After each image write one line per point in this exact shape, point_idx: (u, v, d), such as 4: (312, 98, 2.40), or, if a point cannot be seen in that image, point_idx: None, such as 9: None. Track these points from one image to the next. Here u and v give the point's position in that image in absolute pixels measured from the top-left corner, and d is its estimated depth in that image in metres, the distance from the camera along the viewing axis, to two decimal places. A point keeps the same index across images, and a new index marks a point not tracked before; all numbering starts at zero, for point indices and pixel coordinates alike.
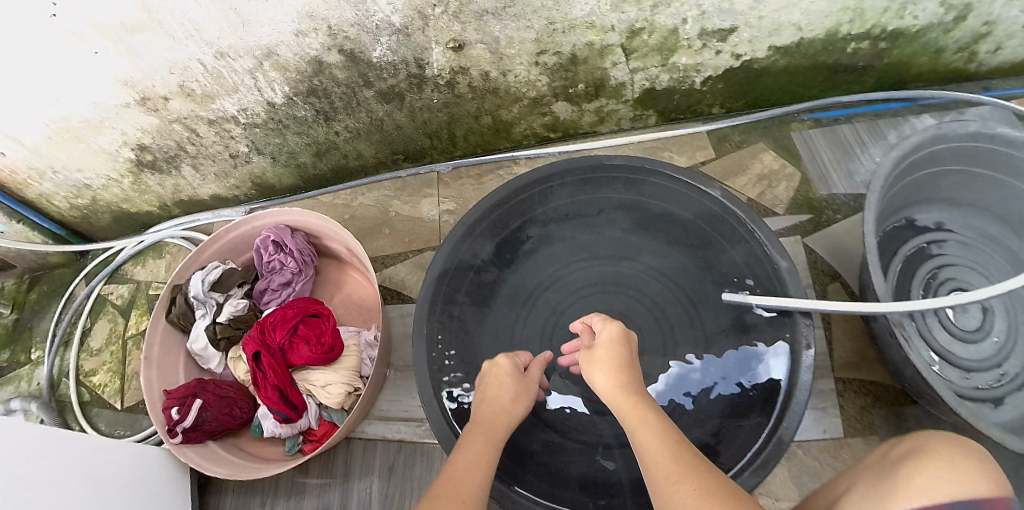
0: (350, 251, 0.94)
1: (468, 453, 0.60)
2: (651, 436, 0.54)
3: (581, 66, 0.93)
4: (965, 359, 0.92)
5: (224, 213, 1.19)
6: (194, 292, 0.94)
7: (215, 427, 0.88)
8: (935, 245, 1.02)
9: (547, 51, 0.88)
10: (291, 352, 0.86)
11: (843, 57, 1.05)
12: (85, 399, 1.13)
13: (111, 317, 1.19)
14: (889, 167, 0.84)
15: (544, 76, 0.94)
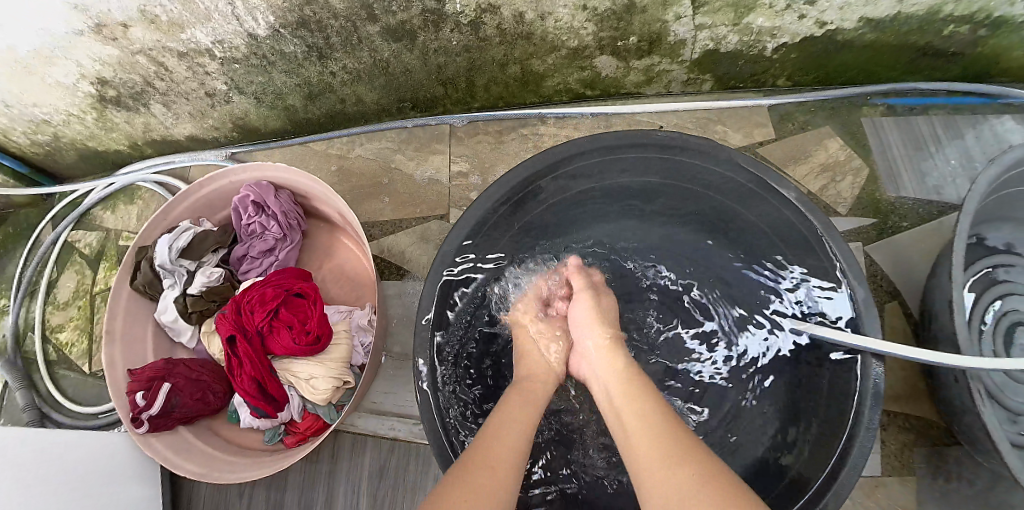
0: (343, 217, 0.80)
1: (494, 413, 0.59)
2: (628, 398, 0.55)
3: (638, 16, 0.76)
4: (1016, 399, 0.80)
5: (202, 155, 1.00)
6: (159, 261, 0.81)
7: (186, 413, 0.80)
8: (1001, 269, 0.84)
9: None
10: (272, 337, 0.75)
11: (934, 38, 0.86)
12: (51, 358, 1.04)
13: (77, 268, 1.07)
14: (979, 185, 0.66)
15: (591, 24, 0.78)
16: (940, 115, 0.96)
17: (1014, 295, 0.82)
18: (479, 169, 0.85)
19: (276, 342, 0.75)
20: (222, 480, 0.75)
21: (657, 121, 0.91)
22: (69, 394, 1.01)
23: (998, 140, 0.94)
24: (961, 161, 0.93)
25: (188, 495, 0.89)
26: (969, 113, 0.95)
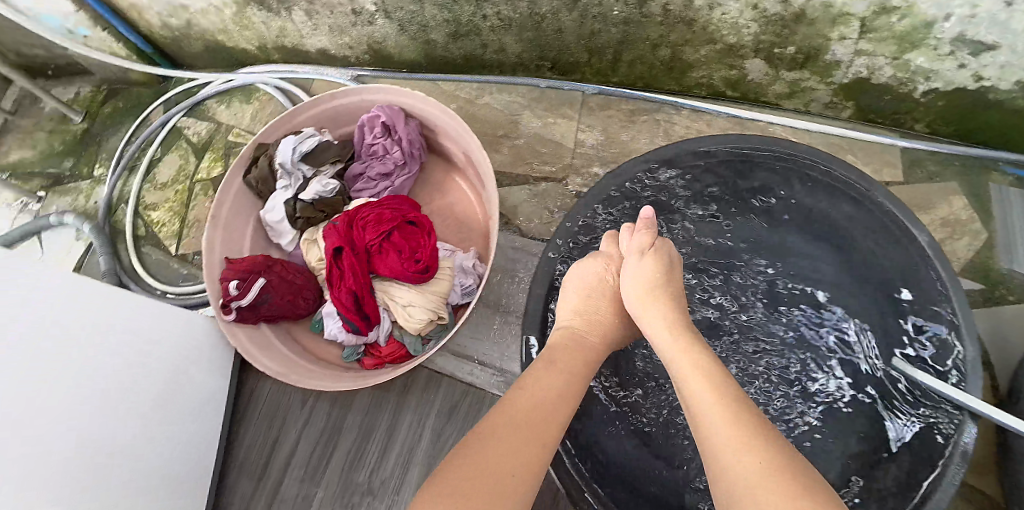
0: (469, 158, 0.80)
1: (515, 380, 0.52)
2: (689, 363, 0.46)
3: (805, 27, 0.74)
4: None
5: (327, 72, 1.03)
6: (282, 160, 0.82)
7: (272, 312, 0.81)
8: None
9: None
10: (379, 258, 0.76)
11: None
12: (140, 233, 1.06)
13: (182, 153, 1.10)
14: None
15: (756, 24, 0.76)
16: None
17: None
18: (604, 141, 0.85)
19: (383, 264, 0.76)
20: (298, 384, 0.76)
21: (792, 136, 0.89)
22: (150, 271, 1.04)
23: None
24: None
25: (252, 388, 0.91)
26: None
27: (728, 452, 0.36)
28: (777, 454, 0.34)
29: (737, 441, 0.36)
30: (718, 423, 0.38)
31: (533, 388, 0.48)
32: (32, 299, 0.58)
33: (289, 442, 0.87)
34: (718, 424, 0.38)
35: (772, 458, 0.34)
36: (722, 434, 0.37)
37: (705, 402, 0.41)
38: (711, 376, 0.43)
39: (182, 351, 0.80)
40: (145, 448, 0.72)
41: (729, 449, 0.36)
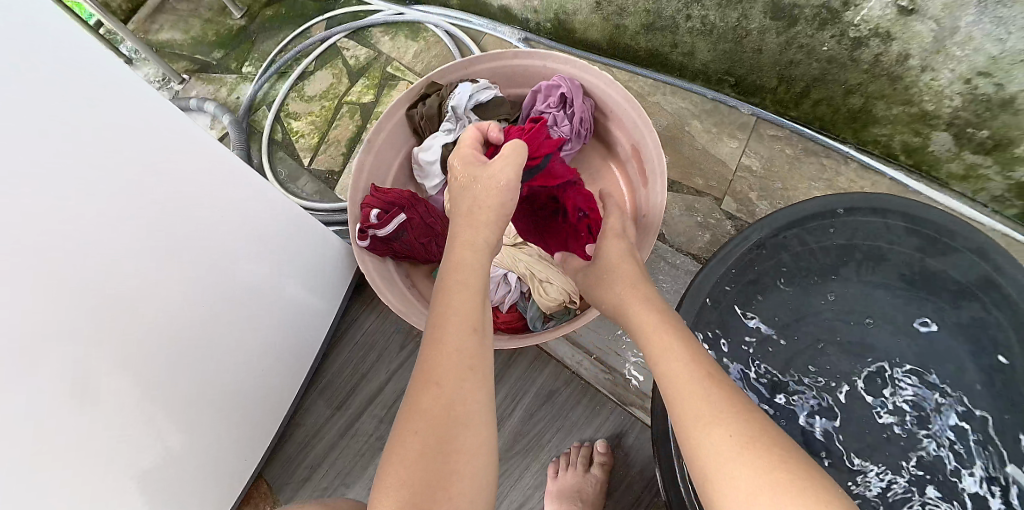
0: (636, 151, 0.82)
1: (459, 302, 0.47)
2: (678, 366, 0.46)
3: (1006, 115, 0.69)
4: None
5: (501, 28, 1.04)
6: (456, 104, 0.84)
7: (403, 247, 0.85)
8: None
9: (991, 76, 0.67)
10: (568, 221, 0.75)
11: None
12: (278, 137, 1.10)
13: (335, 73, 1.13)
14: None
15: (957, 102, 0.72)
16: None
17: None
18: (764, 170, 0.89)
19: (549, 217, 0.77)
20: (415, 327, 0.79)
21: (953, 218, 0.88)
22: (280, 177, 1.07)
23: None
24: None
25: (354, 314, 0.94)
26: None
27: (715, 450, 0.39)
28: (772, 461, 0.37)
29: (722, 426, 0.40)
30: (696, 414, 0.42)
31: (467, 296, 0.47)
32: (151, 150, 0.51)
33: (379, 379, 0.91)
34: (708, 435, 0.40)
35: (769, 468, 0.37)
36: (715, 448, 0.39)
37: (696, 411, 0.42)
38: (716, 388, 0.43)
39: (308, 259, 0.80)
40: (238, 341, 0.69)
41: (690, 418, 0.42)
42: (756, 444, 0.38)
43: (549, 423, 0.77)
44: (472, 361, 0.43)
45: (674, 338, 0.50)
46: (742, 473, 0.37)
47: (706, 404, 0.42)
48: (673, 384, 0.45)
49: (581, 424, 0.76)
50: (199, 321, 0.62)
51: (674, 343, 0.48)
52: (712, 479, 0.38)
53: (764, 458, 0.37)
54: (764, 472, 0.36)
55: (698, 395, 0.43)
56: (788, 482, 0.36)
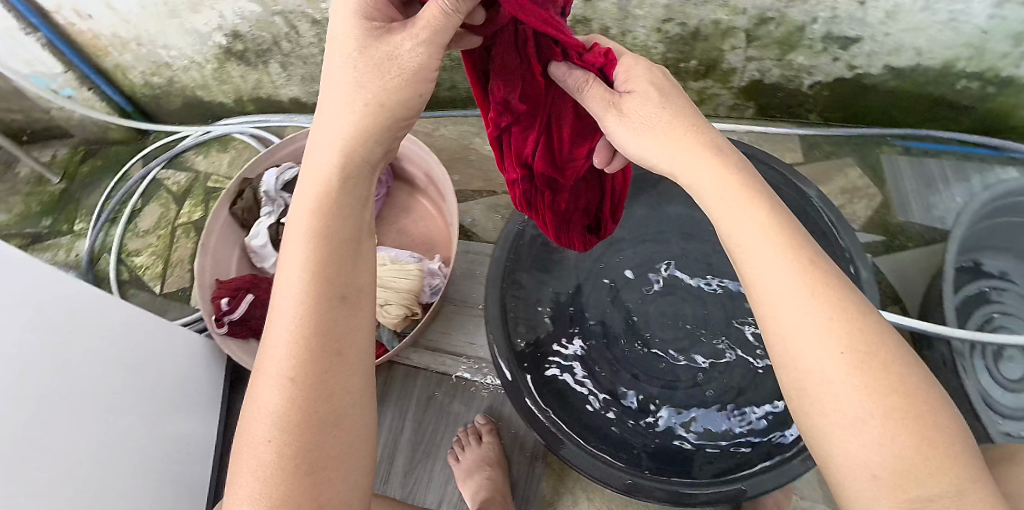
0: (430, 178, 0.91)
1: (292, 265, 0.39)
2: (754, 223, 0.37)
3: (700, 42, 0.92)
4: (1008, 405, 0.87)
5: (296, 117, 1.16)
6: (267, 188, 0.91)
7: (260, 325, 0.89)
8: (996, 291, 1.00)
9: (673, 20, 0.88)
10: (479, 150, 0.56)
11: (948, 92, 0.95)
12: (125, 277, 1.12)
13: (162, 202, 1.18)
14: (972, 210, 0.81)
15: (661, 45, 0.94)
16: (953, 160, 1.07)
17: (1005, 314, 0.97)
18: None
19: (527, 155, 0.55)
20: None
21: None
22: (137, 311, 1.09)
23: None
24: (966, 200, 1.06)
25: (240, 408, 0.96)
26: (980, 161, 1.07)
27: (817, 365, 0.32)
28: (930, 420, 0.30)
29: (841, 342, 0.32)
30: (826, 335, 0.32)
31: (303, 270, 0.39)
32: None
33: None
34: (818, 323, 0.33)
35: (893, 402, 0.30)
36: (837, 373, 0.31)
37: (785, 290, 0.34)
38: (822, 277, 0.34)
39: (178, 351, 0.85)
40: (145, 449, 0.74)
41: (738, 261, 0.36)
42: (873, 365, 0.31)
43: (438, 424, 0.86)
44: (325, 346, 0.37)
45: (697, 170, 0.40)
46: (858, 395, 0.31)
47: (779, 280, 0.35)
48: (749, 230, 0.37)
49: (462, 416, 0.86)
50: (87, 386, 0.66)
51: (701, 171, 0.40)
52: (806, 385, 0.33)
53: (894, 396, 0.30)
54: (879, 402, 0.30)
55: (833, 308, 0.33)
56: (907, 405, 0.30)
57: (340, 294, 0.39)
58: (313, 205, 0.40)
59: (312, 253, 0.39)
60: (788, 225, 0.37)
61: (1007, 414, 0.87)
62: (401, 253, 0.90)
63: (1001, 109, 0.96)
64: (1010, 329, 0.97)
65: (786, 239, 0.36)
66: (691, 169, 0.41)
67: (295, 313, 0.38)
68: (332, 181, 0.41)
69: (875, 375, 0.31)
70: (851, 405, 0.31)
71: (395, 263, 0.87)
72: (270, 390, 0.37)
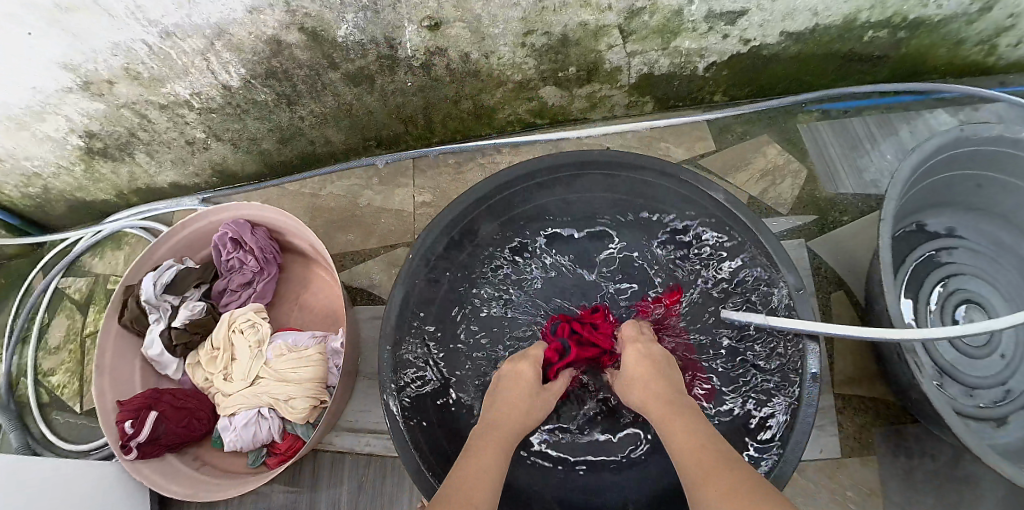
0: (315, 250, 0.87)
1: (486, 465, 0.57)
2: (682, 436, 0.56)
3: (572, 48, 0.84)
4: (971, 374, 0.90)
5: (182, 201, 1.10)
6: (146, 296, 0.86)
7: (172, 440, 0.82)
8: (944, 252, 0.98)
9: (535, 32, 0.79)
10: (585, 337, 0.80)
11: (856, 45, 0.96)
12: (44, 400, 1.08)
13: (70, 313, 1.14)
14: (900, 175, 0.78)
15: (530, 59, 0.85)
16: (876, 115, 1.05)
17: (957, 275, 0.97)
18: (436, 195, 0.97)
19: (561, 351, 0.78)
20: (211, 499, 0.79)
21: (608, 142, 1.01)
22: (64, 434, 1.05)
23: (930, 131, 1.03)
24: (896, 155, 1.03)
25: None
26: (904, 110, 1.05)
27: (699, 486, 0.49)
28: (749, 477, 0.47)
29: (716, 461, 0.50)
30: (688, 454, 0.53)
31: (467, 481, 0.53)
32: None
33: None
34: (689, 457, 0.53)
35: (764, 488, 0.44)
36: (690, 462, 0.51)
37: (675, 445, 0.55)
38: (681, 420, 0.58)
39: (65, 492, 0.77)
40: None
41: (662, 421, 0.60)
42: (729, 467, 0.49)
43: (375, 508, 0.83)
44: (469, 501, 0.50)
45: (653, 371, 0.66)
46: (729, 495, 0.45)
47: (671, 434, 0.57)
48: (663, 428, 0.59)
49: (397, 497, 0.83)
50: None
51: (635, 394, 0.66)
52: (700, 499, 0.47)
53: (748, 482, 0.46)
54: (743, 489, 0.45)
55: (692, 446, 0.54)
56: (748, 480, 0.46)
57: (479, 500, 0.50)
58: (482, 460, 0.58)
59: (480, 458, 0.58)
60: (666, 379, 0.65)
61: (975, 383, 0.89)
62: (298, 336, 0.86)
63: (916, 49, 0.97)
64: (966, 288, 0.96)
65: (660, 387, 0.64)
66: (624, 373, 0.70)
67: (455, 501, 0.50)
68: (500, 436, 0.63)
69: (740, 473, 0.48)
70: (724, 506, 0.44)
71: (293, 351, 0.83)
72: None
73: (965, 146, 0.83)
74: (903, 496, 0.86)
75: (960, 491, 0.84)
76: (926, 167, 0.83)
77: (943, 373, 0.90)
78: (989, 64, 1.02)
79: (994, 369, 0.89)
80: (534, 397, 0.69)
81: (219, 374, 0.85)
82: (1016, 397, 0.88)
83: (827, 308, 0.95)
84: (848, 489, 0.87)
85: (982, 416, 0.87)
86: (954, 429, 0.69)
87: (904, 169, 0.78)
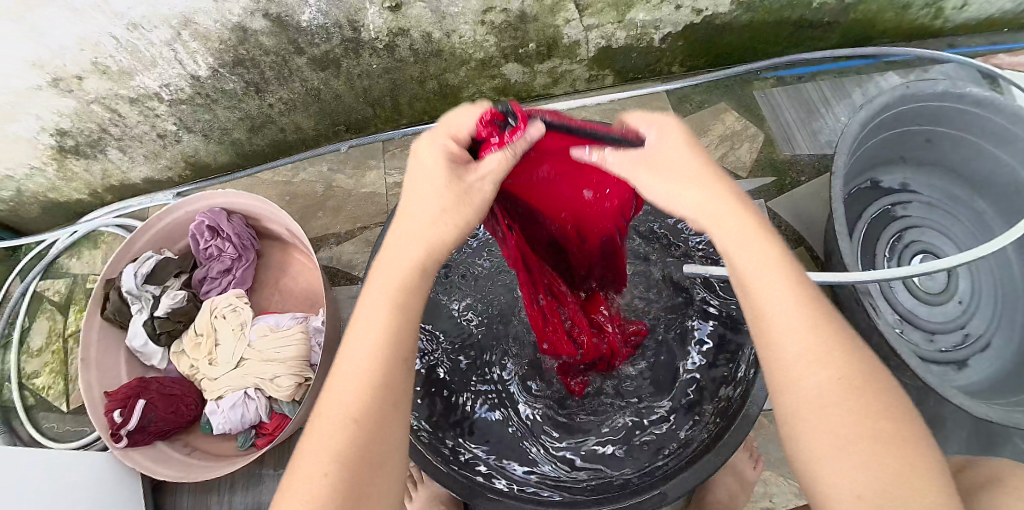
0: (291, 232, 0.88)
1: (377, 314, 0.40)
2: (790, 287, 0.37)
3: (531, 24, 0.86)
4: (930, 320, 0.93)
5: (160, 196, 1.13)
6: (127, 287, 0.87)
7: (162, 427, 0.84)
8: (899, 206, 1.03)
9: (494, 8, 0.81)
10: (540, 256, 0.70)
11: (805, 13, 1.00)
12: (29, 402, 1.08)
13: (49, 315, 1.14)
14: (850, 131, 0.83)
15: (491, 36, 0.87)
16: (830, 79, 1.10)
17: (913, 228, 1.02)
18: None
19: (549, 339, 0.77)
20: (201, 480, 0.81)
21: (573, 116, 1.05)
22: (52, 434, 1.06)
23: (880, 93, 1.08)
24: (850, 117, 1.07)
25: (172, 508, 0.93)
26: (856, 75, 1.09)
27: (807, 374, 0.35)
28: (894, 432, 0.33)
29: (837, 370, 0.35)
30: (800, 339, 0.35)
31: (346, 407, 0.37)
32: None
33: None
34: (794, 331, 0.36)
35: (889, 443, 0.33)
36: (810, 376, 0.35)
37: (765, 272, 0.38)
38: (786, 284, 0.37)
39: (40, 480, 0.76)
40: None
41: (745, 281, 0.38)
42: (854, 381, 0.34)
43: None
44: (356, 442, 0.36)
45: (663, 162, 0.43)
46: (848, 417, 0.33)
47: (773, 290, 0.37)
48: (777, 292, 0.37)
49: None
50: None
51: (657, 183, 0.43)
52: (791, 412, 0.35)
53: (878, 424, 0.33)
54: (869, 435, 0.33)
55: (798, 299, 0.36)
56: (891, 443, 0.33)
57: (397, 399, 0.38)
58: (363, 342, 0.39)
59: (364, 365, 0.38)
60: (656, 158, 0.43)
61: (935, 329, 0.92)
62: (279, 318, 0.88)
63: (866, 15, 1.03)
64: (922, 240, 1.01)
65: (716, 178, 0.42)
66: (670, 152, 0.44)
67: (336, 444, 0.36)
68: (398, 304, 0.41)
69: (872, 400, 0.34)
70: (852, 460, 0.33)
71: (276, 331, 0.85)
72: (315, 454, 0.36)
73: (910, 102, 0.88)
74: None
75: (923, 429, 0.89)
76: (874, 124, 0.87)
77: (904, 321, 0.92)
78: (936, 27, 1.08)
79: (952, 314, 0.93)
80: (455, 186, 0.44)
81: (204, 360, 0.87)
82: (975, 339, 0.91)
83: None
84: None
85: (944, 360, 0.91)
86: (912, 367, 0.74)
87: (853, 126, 0.83)
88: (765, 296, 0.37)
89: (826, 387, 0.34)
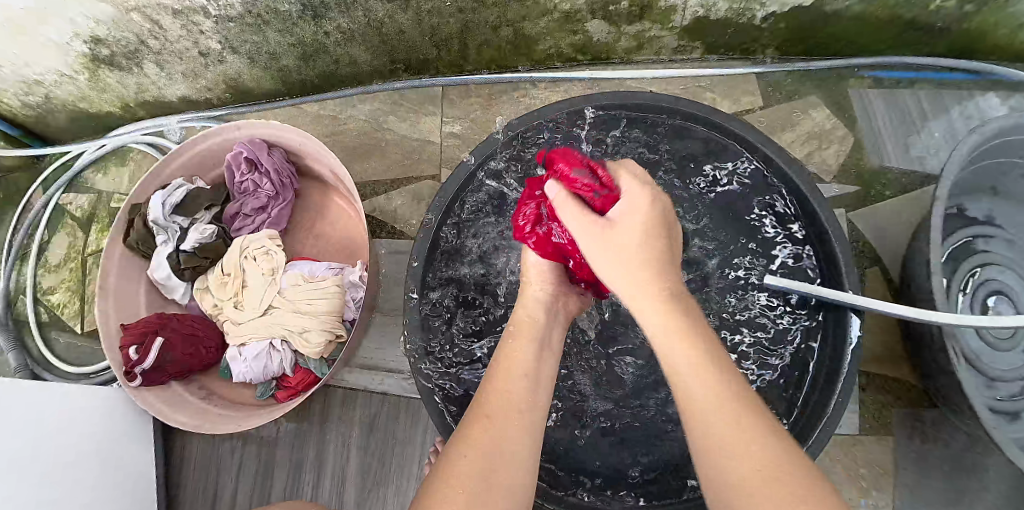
0: (336, 176, 0.82)
1: (524, 363, 0.50)
2: (687, 354, 0.38)
3: None
4: (993, 366, 0.82)
5: (180, 119, 1.07)
6: (154, 216, 0.80)
7: (178, 369, 0.78)
8: (980, 239, 0.90)
9: None
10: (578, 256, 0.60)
11: (920, 14, 0.84)
12: (43, 319, 1.04)
13: (70, 230, 1.09)
14: (961, 151, 0.72)
15: None
16: (929, 88, 0.96)
17: (991, 265, 0.88)
18: (465, 129, 0.93)
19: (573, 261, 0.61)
20: (217, 432, 0.75)
21: (652, 88, 0.95)
22: (63, 355, 1.02)
23: (981, 117, 0.94)
24: (946, 135, 0.94)
25: (180, 452, 0.88)
26: (956, 89, 0.94)
27: (721, 453, 0.34)
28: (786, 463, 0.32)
29: (710, 370, 0.37)
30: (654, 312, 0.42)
31: (510, 387, 0.47)
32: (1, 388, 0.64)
33: (227, 497, 0.85)
34: (689, 368, 0.38)
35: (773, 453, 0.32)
36: (682, 360, 0.38)
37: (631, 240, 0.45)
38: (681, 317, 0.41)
39: (123, 423, 0.81)
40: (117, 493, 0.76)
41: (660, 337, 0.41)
42: (713, 378, 0.37)
43: (385, 449, 0.80)
44: (498, 416, 0.43)
45: (619, 242, 0.46)
46: (721, 442, 0.34)
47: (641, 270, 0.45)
48: (667, 341, 0.40)
49: (407, 440, 0.80)
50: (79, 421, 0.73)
51: (605, 258, 0.46)
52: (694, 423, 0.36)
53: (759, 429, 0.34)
54: (751, 452, 0.33)
55: (694, 362, 0.38)
56: (784, 482, 0.31)
57: (523, 410, 0.45)
58: (514, 361, 0.50)
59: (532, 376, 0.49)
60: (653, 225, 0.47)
61: (997, 375, 0.81)
62: (315, 267, 0.81)
63: (981, 28, 0.86)
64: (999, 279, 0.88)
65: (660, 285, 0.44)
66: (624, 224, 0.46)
67: (483, 435, 0.42)
68: (528, 322, 0.55)
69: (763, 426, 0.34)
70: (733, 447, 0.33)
71: (311, 282, 0.79)
72: (468, 424, 0.44)
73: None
74: (910, 477, 0.82)
75: (969, 480, 0.80)
76: (979, 151, 0.76)
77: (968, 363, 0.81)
78: None
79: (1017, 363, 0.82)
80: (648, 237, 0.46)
81: (230, 302, 0.81)
82: None
83: (866, 281, 0.90)
84: (860, 466, 0.83)
85: (1003, 412, 0.79)
86: (983, 420, 0.66)
87: (964, 148, 0.72)
88: (670, 364, 0.39)
89: (730, 451, 0.33)
